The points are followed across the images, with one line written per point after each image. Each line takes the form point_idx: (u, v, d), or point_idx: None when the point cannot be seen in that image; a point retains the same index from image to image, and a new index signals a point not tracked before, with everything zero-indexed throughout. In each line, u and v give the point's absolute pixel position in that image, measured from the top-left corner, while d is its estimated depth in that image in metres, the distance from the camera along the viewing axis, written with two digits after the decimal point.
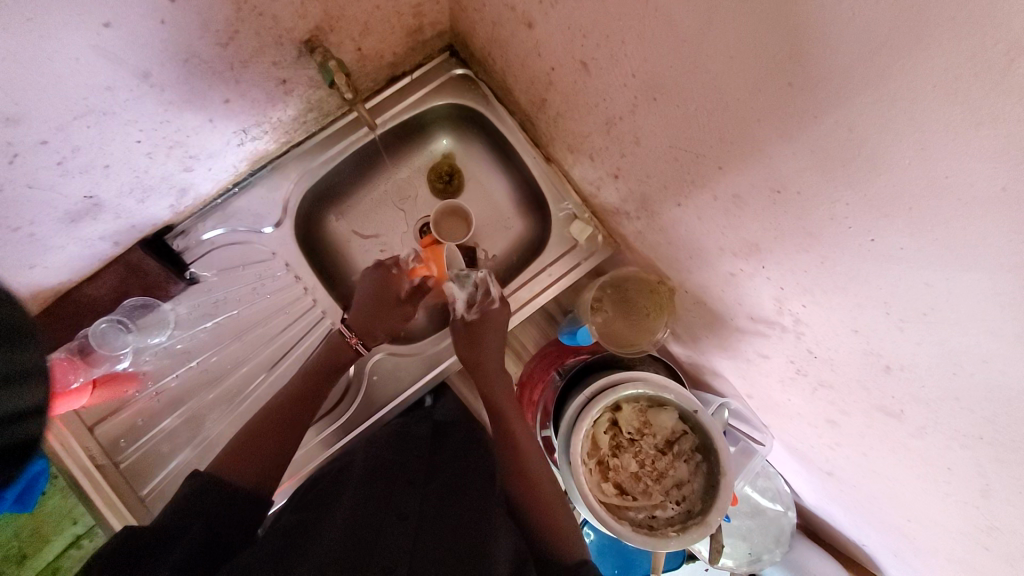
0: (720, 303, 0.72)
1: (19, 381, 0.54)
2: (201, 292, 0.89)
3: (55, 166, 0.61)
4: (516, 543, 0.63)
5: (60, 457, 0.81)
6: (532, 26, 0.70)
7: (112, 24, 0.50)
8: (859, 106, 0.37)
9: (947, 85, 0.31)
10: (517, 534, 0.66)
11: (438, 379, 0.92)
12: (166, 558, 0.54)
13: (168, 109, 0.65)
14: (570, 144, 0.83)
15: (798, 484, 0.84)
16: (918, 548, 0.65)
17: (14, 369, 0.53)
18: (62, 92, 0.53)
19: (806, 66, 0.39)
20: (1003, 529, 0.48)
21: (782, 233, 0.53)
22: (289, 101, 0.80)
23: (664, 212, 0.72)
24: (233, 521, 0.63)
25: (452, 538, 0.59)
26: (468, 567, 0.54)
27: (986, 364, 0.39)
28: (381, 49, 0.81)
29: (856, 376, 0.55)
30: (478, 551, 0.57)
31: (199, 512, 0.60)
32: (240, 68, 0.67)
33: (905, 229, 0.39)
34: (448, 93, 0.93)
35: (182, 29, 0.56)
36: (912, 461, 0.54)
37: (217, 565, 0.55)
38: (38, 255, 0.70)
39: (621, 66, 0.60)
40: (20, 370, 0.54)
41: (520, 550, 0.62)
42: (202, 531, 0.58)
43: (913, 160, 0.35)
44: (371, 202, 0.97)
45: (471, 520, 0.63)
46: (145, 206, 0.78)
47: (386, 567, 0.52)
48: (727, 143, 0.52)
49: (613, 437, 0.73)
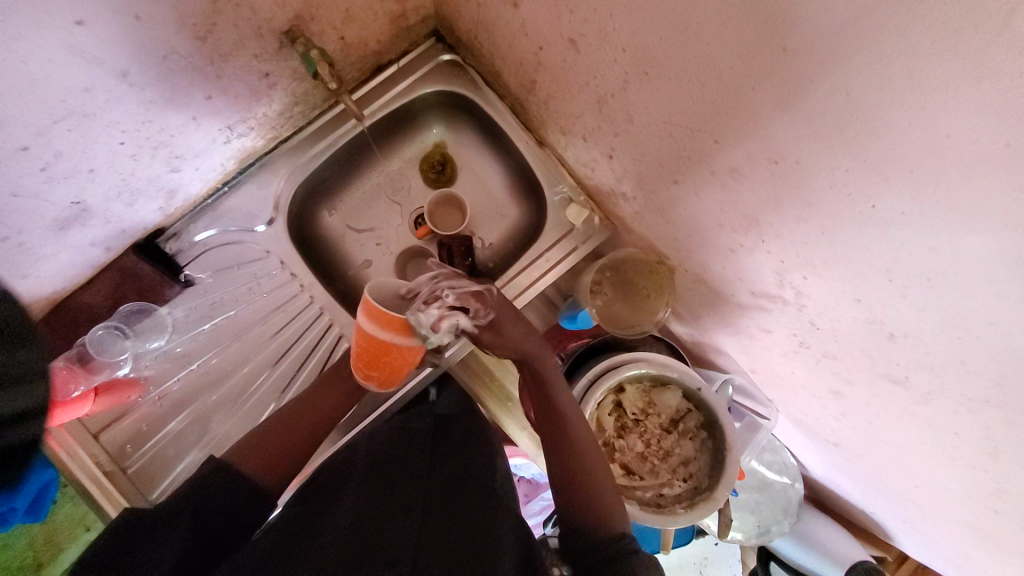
0: (719, 279, 0.71)
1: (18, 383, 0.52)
2: (197, 294, 0.88)
3: (39, 173, 0.60)
4: (520, 537, 0.63)
5: (66, 466, 0.80)
6: (517, 5, 0.69)
7: (85, 21, 0.49)
8: (855, 69, 0.36)
9: (945, 40, 0.30)
10: (521, 527, 0.66)
11: (438, 371, 0.92)
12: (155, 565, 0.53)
13: (150, 108, 0.64)
14: (561, 126, 0.82)
15: (804, 456, 0.84)
16: (928, 514, 0.65)
17: (12, 370, 0.51)
18: (39, 95, 0.52)
19: (798, 30, 0.38)
20: (1011, 490, 0.48)
21: (780, 204, 0.52)
22: (274, 95, 0.78)
23: (660, 189, 0.71)
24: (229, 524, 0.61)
25: (456, 534, 0.59)
26: (474, 564, 0.53)
27: (993, 326, 0.39)
28: (364, 37, 0.79)
29: (859, 345, 0.55)
30: (483, 547, 0.57)
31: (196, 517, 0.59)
32: (221, 62, 0.66)
33: (907, 195, 0.38)
34: (435, 80, 0.91)
35: (158, 23, 0.55)
36: (919, 426, 0.54)
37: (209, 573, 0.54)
38: (29, 264, 0.69)
39: (611, 41, 0.58)
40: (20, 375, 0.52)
41: (523, 539, 0.62)
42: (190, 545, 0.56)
43: (913, 121, 0.35)
44: (363, 196, 0.96)
45: (475, 517, 0.62)
46: (134, 210, 0.77)
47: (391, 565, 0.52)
48: (721, 115, 0.52)
49: (618, 419, 0.73)
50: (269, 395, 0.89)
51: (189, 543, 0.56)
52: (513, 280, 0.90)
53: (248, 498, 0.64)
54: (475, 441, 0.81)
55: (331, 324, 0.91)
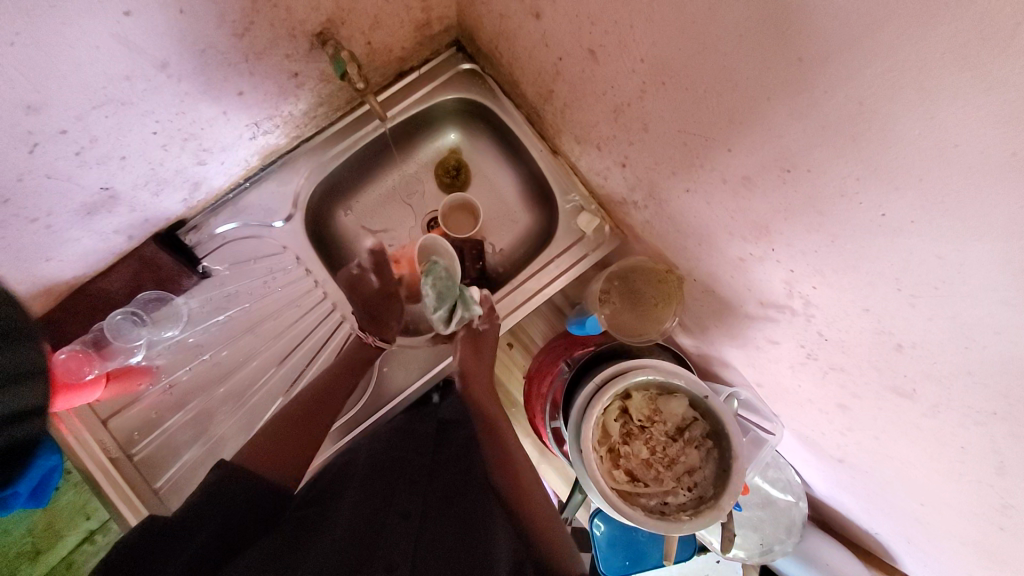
0: (728, 290, 0.73)
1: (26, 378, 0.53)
2: (212, 286, 0.90)
3: (73, 157, 0.62)
4: (515, 545, 0.63)
5: (75, 452, 0.82)
6: (539, 17, 0.71)
7: (132, 12, 0.51)
8: (869, 79, 0.38)
9: (956, 51, 0.32)
10: (517, 538, 0.66)
11: (440, 375, 0.93)
12: (175, 556, 0.54)
13: (184, 100, 0.66)
14: (577, 135, 0.84)
15: (809, 474, 0.84)
16: (932, 532, 0.65)
17: (19, 366, 0.52)
18: (82, 80, 0.54)
19: (814, 42, 0.40)
20: (1018, 507, 0.48)
21: (792, 213, 0.53)
22: (300, 95, 0.81)
23: (671, 198, 0.73)
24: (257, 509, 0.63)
25: (454, 542, 0.59)
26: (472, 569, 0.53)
27: (999, 335, 0.40)
28: (390, 43, 0.82)
29: (867, 356, 0.55)
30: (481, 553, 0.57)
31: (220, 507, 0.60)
32: (254, 59, 0.68)
33: (916, 202, 0.40)
34: (456, 88, 0.94)
35: (199, 18, 0.57)
36: (924, 440, 0.54)
37: (221, 564, 0.55)
38: (55, 247, 0.71)
39: (630, 51, 0.60)
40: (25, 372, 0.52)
41: (518, 552, 0.62)
42: (209, 532, 0.57)
43: (926, 131, 0.36)
44: (379, 198, 0.98)
45: (473, 523, 0.63)
46: (158, 199, 0.79)
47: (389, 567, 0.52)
48: (736, 125, 0.53)
49: (623, 425, 0.73)
50: (275, 390, 0.90)
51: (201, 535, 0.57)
52: (522, 284, 0.93)
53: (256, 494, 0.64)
54: (476, 447, 0.81)
55: (341, 320, 0.93)
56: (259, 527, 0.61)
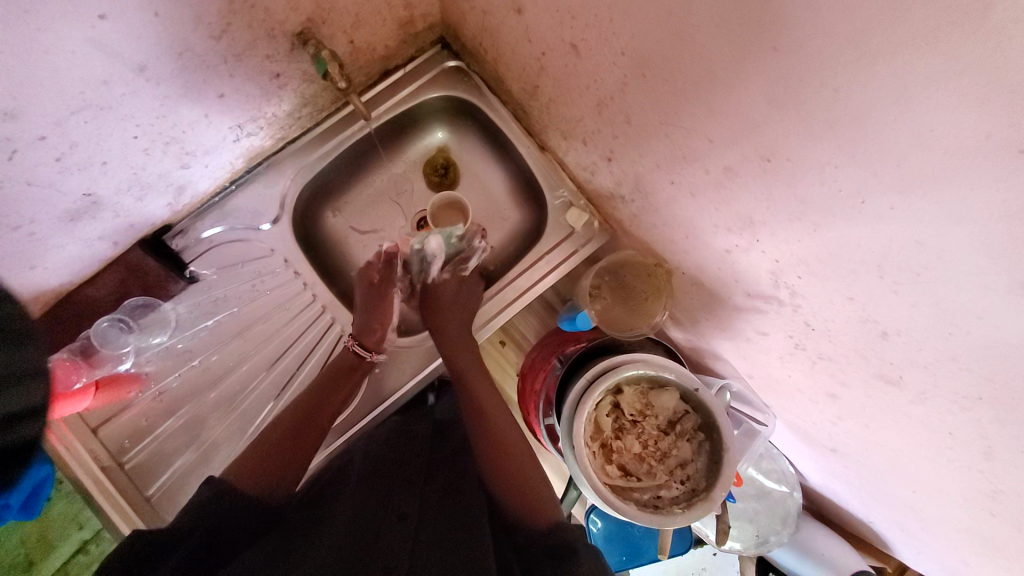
0: (717, 282, 0.73)
1: (17, 383, 0.53)
2: (201, 291, 0.89)
3: (53, 163, 0.61)
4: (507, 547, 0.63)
5: (64, 460, 0.81)
6: (520, 12, 0.71)
7: (106, 15, 0.51)
8: (844, 67, 0.38)
9: (924, 36, 0.32)
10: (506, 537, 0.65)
11: (435, 373, 0.93)
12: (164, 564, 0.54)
13: (165, 103, 0.66)
14: (562, 131, 0.84)
15: (802, 464, 0.84)
16: (924, 519, 0.65)
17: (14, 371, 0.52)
18: (59, 85, 0.54)
19: (789, 30, 0.40)
20: (1008, 491, 0.48)
21: (774, 203, 0.53)
22: (284, 96, 0.81)
23: (657, 192, 0.73)
24: (251, 514, 0.62)
25: (447, 540, 0.58)
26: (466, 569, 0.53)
27: (982, 321, 0.40)
28: (373, 42, 0.82)
29: (853, 344, 0.56)
30: (473, 552, 0.57)
31: (215, 511, 0.60)
32: (235, 61, 0.68)
33: (893, 188, 0.40)
34: (441, 87, 0.94)
35: (174, 20, 0.57)
36: (914, 427, 0.54)
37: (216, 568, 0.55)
38: (39, 254, 0.71)
39: (610, 45, 0.60)
40: (19, 376, 0.53)
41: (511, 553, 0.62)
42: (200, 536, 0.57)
43: (902, 116, 0.36)
44: (367, 198, 0.98)
45: (466, 521, 0.62)
46: (143, 205, 0.79)
47: (386, 567, 0.52)
48: (716, 116, 0.53)
49: (615, 420, 0.73)
50: (268, 393, 0.90)
51: (197, 535, 0.56)
52: (513, 281, 0.93)
53: (243, 499, 0.63)
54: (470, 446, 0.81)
55: (331, 322, 0.92)
56: (251, 532, 0.61)
